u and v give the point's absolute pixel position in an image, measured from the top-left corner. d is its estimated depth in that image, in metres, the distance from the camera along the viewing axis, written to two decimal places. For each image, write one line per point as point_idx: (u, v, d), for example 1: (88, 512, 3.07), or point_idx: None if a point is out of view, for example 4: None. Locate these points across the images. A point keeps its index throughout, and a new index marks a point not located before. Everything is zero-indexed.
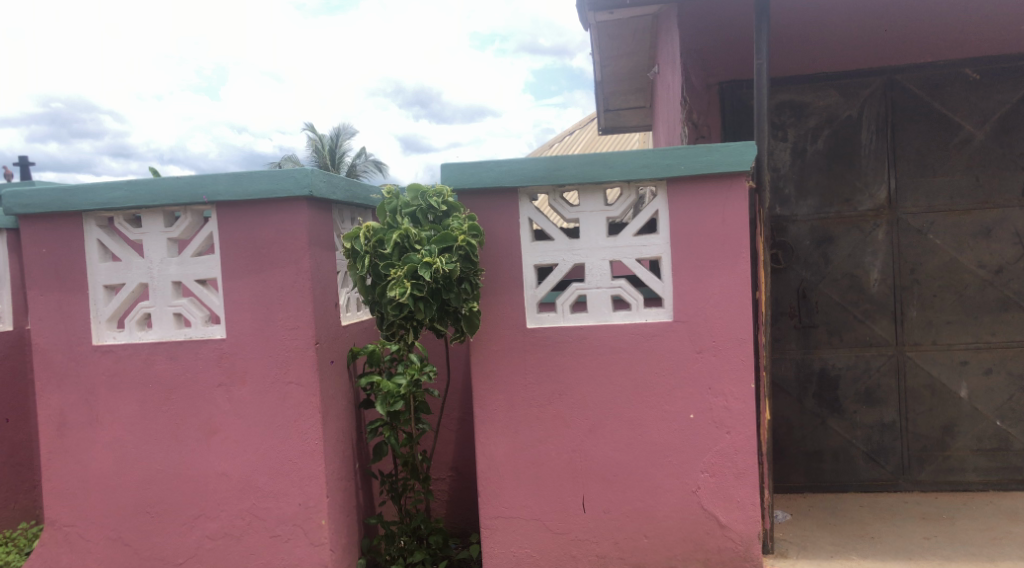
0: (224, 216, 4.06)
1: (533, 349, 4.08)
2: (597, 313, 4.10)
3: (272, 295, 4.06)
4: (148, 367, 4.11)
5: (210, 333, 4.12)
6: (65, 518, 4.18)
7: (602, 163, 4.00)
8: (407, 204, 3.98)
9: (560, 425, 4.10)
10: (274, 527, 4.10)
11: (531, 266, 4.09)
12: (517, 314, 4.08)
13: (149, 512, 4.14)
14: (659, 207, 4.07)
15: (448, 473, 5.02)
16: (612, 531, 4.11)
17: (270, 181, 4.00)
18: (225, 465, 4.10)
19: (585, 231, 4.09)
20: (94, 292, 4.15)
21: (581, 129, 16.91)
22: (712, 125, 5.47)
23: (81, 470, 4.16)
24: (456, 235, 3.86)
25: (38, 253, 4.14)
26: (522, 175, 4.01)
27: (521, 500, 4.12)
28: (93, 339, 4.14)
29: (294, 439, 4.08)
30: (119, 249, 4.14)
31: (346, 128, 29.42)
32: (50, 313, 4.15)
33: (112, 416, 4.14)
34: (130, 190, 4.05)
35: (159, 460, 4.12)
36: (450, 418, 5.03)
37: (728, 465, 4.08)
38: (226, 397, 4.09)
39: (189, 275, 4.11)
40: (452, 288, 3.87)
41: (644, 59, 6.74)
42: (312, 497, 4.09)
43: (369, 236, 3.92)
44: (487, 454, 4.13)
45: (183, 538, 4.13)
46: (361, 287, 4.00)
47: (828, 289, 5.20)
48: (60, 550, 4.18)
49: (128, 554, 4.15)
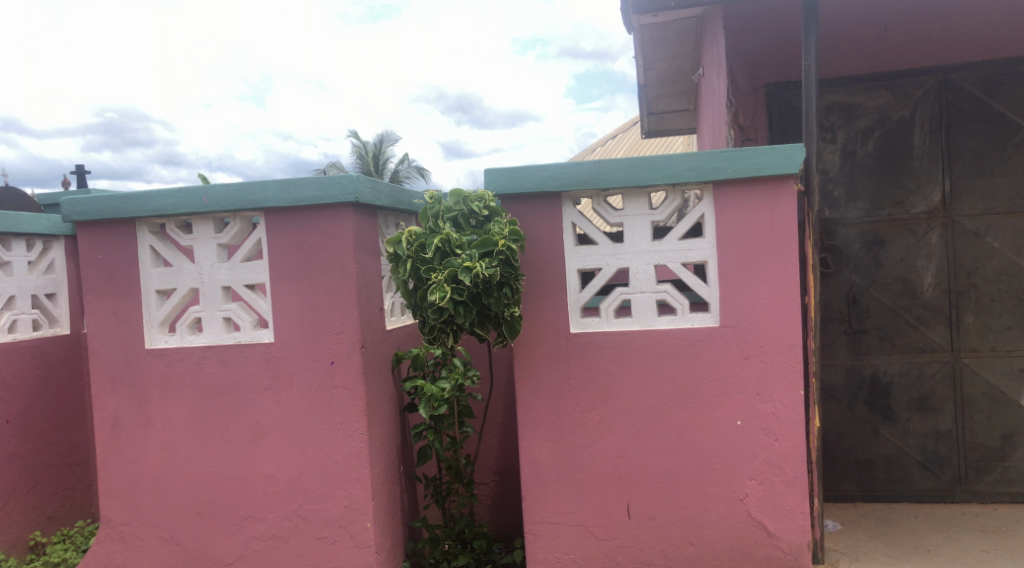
0: (272, 222, 4.12)
1: (577, 354, 4.06)
2: (641, 318, 4.06)
3: (318, 300, 4.11)
4: (198, 371, 4.19)
5: (258, 337, 4.17)
6: (119, 517, 4.27)
7: (646, 167, 3.97)
8: (449, 209, 4.01)
9: (605, 430, 4.07)
10: (321, 529, 4.14)
11: (574, 270, 4.08)
12: (561, 319, 4.07)
13: (199, 512, 4.21)
14: (705, 211, 4.03)
15: (492, 478, 5.03)
16: (658, 538, 4.07)
17: (317, 187, 4.05)
18: (273, 467, 4.16)
19: (629, 235, 4.06)
20: (147, 297, 4.24)
21: (623, 133, 16.85)
22: (759, 126, 5.42)
23: (135, 471, 4.25)
24: (496, 240, 3.86)
25: (93, 259, 4.24)
26: (566, 179, 4.00)
27: (565, 505, 4.10)
28: (146, 343, 4.23)
29: (341, 442, 4.12)
30: (171, 254, 4.23)
31: (390, 135, 29.70)
32: (105, 316, 4.25)
33: (164, 418, 4.22)
34: (181, 197, 4.14)
35: (209, 462, 4.19)
36: (494, 423, 5.04)
37: (776, 473, 4.02)
38: (274, 400, 4.15)
39: (238, 279, 4.18)
40: (493, 292, 3.87)
41: (688, 61, 6.71)
42: (358, 500, 4.12)
43: (411, 240, 3.96)
44: (532, 459, 4.11)
45: (233, 539, 4.19)
46: (403, 291, 4.02)
47: (879, 294, 5.10)
48: (114, 549, 4.27)
49: (179, 554, 4.22)
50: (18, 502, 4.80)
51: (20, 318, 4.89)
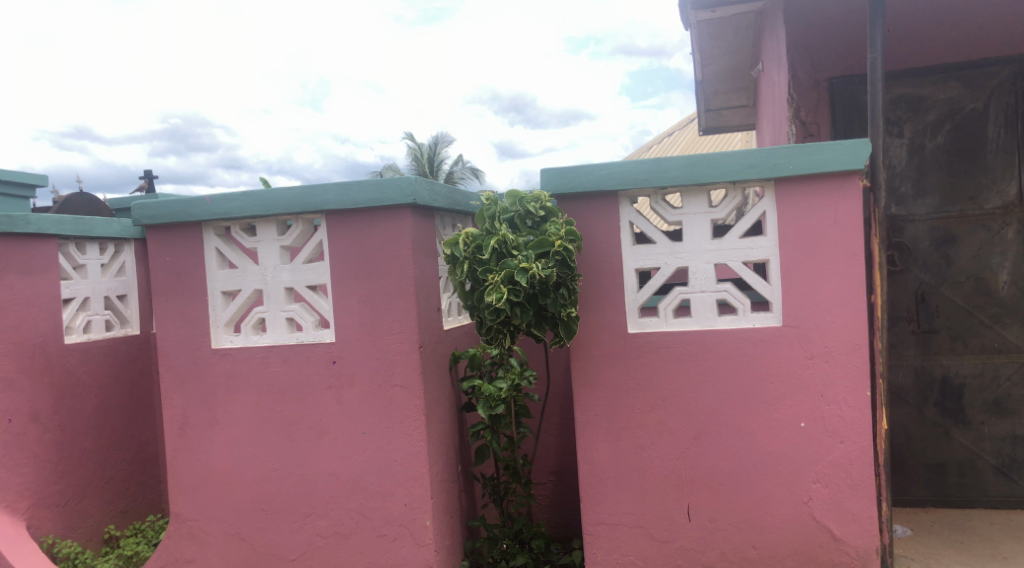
0: (332, 224, 4.18)
1: (635, 354, 4.03)
2: (701, 318, 4.01)
3: (378, 300, 4.15)
4: (262, 370, 4.27)
5: (320, 337, 4.24)
6: (188, 512, 4.38)
7: (706, 164, 3.92)
8: (505, 210, 4.02)
9: (664, 432, 4.03)
10: (381, 526, 4.19)
11: (631, 270, 4.04)
12: (619, 319, 4.04)
13: (264, 509, 4.29)
14: (766, 208, 3.96)
15: (549, 478, 5.03)
16: (719, 541, 4.01)
17: (376, 190, 4.09)
18: (335, 465, 4.22)
19: (688, 234, 4.01)
20: (213, 298, 4.34)
21: (680, 130, 16.70)
22: (822, 121, 5.26)
23: (202, 467, 4.36)
24: (553, 240, 3.85)
25: (162, 261, 4.36)
26: (623, 178, 3.97)
27: (624, 506, 4.07)
28: (212, 343, 4.33)
29: (400, 441, 4.16)
30: (236, 257, 4.32)
31: (445, 137, 29.90)
32: (173, 317, 4.36)
33: (230, 416, 4.31)
34: (246, 200, 4.22)
35: (273, 459, 4.27)
36: (551, 423, 5.03)
37: (842, 476, 3.93)
38: (335, 399, 4.21)
39: (301, 281, 4.26)
40: (550, 293, 3.86)
41: (747, 57, 6.61)
42: (418, 499, 4.16)
43: (468, 242, 3.97)
44: (590, 460, 4.09)
45: (296, 536, 4.26)
46: (459, 292, 4.04)
47: (950, 292, 4.94)
48: (183, 543, 4.38)
49: (245, 549, 4.31)
50: (93, 496, 4.95)
51: (94, 319, 5.05)
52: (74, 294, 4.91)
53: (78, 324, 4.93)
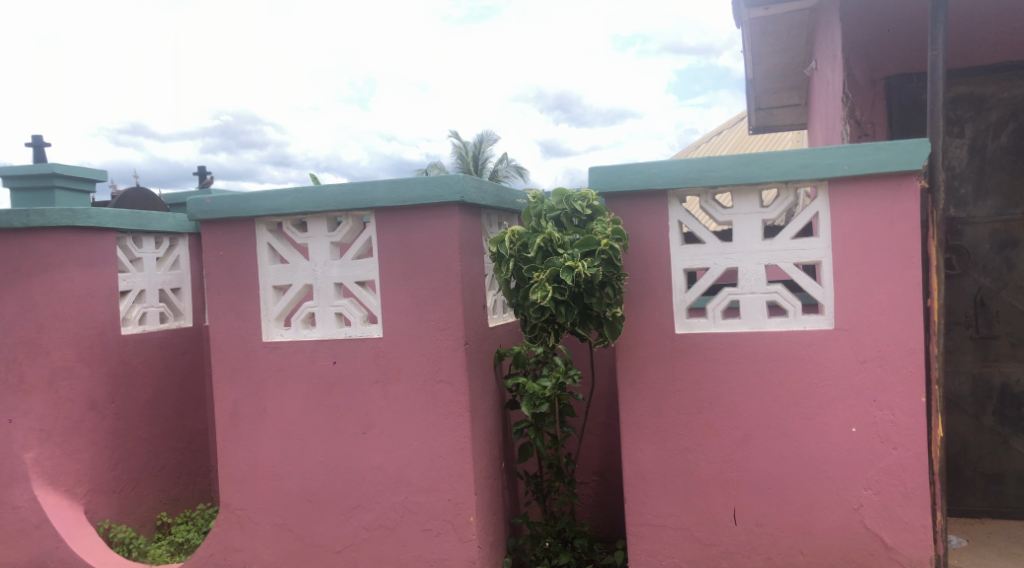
0: (381, 220, 4.22)
1: (683, 355, 3.99)
2: (751, 320, 3.95)
3: (425, 297, 4.18)
4: (311, 364, 4.33)
5: (368, 331, 4.28)
6: (237, 502, 4.46)
7: (757, 163, 3.87)
8: (551, 208, 4.03)
9: (711, 434, 3.99)
10: (425, 521, 4.22)
11: (680, 270, 4.00)
12: (666, 318, 4.00)
13: (311, 500, 4.35)
14: (819, 208, 3.89)
15: (592, 478, 5.01)
16: (765, 545, 3.96)
17: (425, 187, 4.12)
18: (381, 459, 4.26)
19: (738, 234, 3.97)
20: (264, 292, 4.41)
21: (728, 130, 16.51)
22: (878, 122, 5.18)
23: (251, 457, 4.43)
24: (599, 239, 3.83)
25: (215, 255, 4.44)
26: (673, 177, 3.94)
27: (669, 508, 4.04)
28: (263, 336, 4.40)
29: (446, 436, 4.18)
30: (287, 252, 4.39)
31: (490, 135, 29.97)
32: (226, 310, 4.44)
33: (279, 408, 4.38)
34: (297, 197, 4.28)
35: (320, 452, 4.33)
36: (595, 423, 5.02)
37: (894, 483, 3.86)
38: (382, 394, 4.25)
39: (349, 276, 4.31)
40: (595, 292, 3.85)
41: (800, 55, 6.52)
42: (462, 494, 4.17)
43: (514, 240, 3.96)
44: (634, 460, 4.06)
45: (342, 528, 4.32)
46: (504, 290, 4.05)
47: (1011, 297, 4.80)
48: (232, 532, 4.46)
49: (292, 540, 4.38)
50: (147, 483, 5.07)
51: (149, 311, 5.18)
52: (130, 286, 5.03)
53: (134, 316, 5.05)
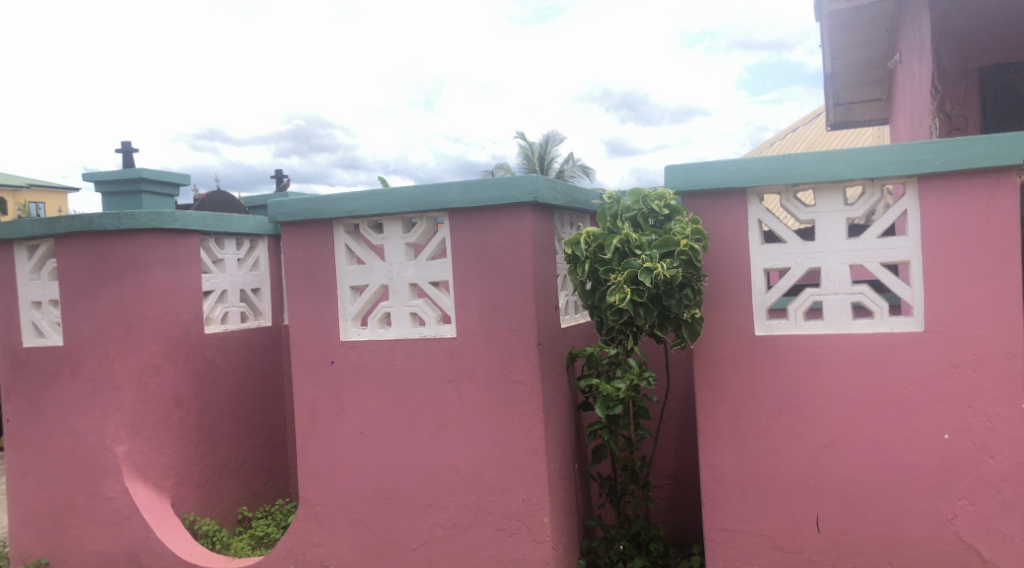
0: (456, 221, 4.24)
1: (762, 357, 3.90)
2: (834, 321, 3.83)
3: (499, 297, 4.18)
4: (387, 363, 4.37)
5: (442, 331, 4.30)
6: (315, 497, 4.53)
7: (841, 159, 3.75)
8: (627, 208, 3.99)
9: (792, 439, 3.88)
10: (499, 521, 4.22)
11: (760, 270, 3.91)
12: (746, 320, 3.91)
13: (387, 497, 4.39)
14: (908, 206, 3.75)
15: (666, 481, 4.94)
16: (850, 554, 3.84)
17: (499, 188, 4.12)
18: (455, 457, 4.28)
19: (821, 233, 3.85)
20: (342, 293, 4.47)
21: (804, 126, 16.12)
22: (970, 116, 4.94)
23: (329, 454, 4.50)
24: (678, 240, 3.77)
25: (294, 256, 4.53)
26: (753, 175, 3.85)
27: (749, 514, 3.94)
28: (340, 335, 4.46)
29: (519, 436, 4.17)
30: (364, 253, 4.44)
31: (556, 136, 29.96)
32: (305, 310, 4.52)
33: (356, 406, 4.44)
34: (373, 199, 4.33)
35: (396, 451, 4.37)
36: (669, 426, 4.95)
37: (990, 493, 3.70)
38: (456, 393, 4.26)
39: (425, 277, 4.35)
40: (674, 293, 3.80)
41: (882, 48, 6.34)
42: (536, 495, 4.16)
43: (589, 241, 3.96)
44: (712, 464, 3.98)
45: (417, 526, 4.35)
46: (580, 292, 4.02)
47: None
48: (310, 527, 4.53)
49: (368, 536, 4.43)
50: (229, 478, 5.20)
51: (231, 311, 5.31)
52: (213, 287, 5.17)
53: (216, 315, 5.19)
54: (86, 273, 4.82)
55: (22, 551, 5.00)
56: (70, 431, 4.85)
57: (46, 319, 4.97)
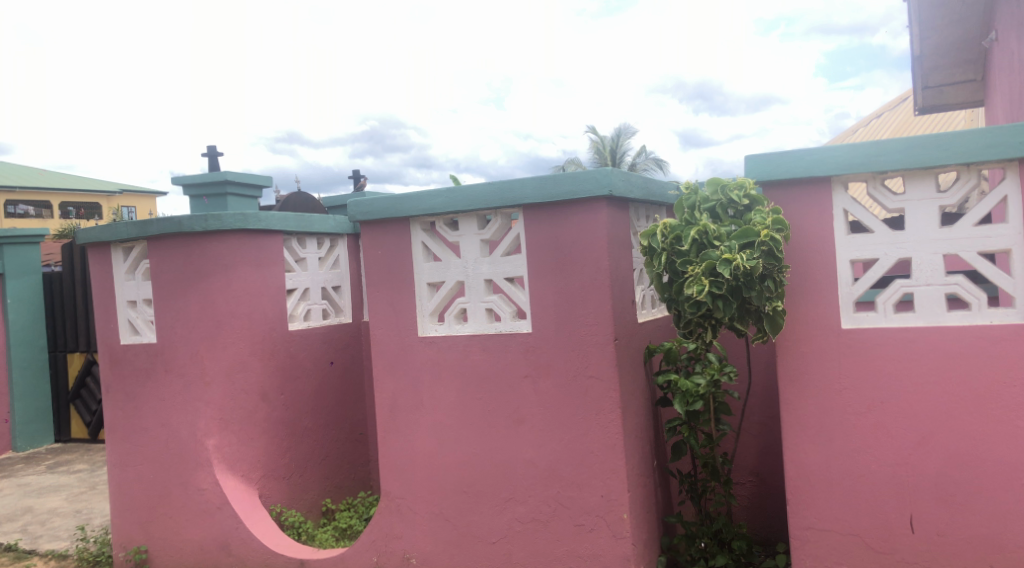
0: (531, 217, 4.23)
1: (850, 350, 3.77)
2: (927, 313, 3.69)
3: (575, 292, 4.15)
4: (464, 359, 4.40)
5: (518, 327, 4.30)
6: (396, 490, 4.59)
7: (933, 144, 3.61)
8: (706, 199, 3.95)
9: (882, 436, 3.75)
10: (578, 516, 4.20)
11: (845, 261, 3.79)
12: (832, 313, 3.79)
13: (466, 491, 4.42)
14: (1008, 191, 3.59)
15: (749, 478, 4.84)
16: (946, 555, 3.69)
17: (573, 182, 4.09)
18: (533, 453, 4.27)
19: (912, 222, 3.70)
20: (419, 289, 4.52)
21: (889, 112, 15.60)
22: None
23: (409, 448, 4.55)
24: (758, 231, 3.70)
25: (373, 254, 4.59)
26: (837, 164, 3.73)
27: (836, 512, 3.83)
28: (418, 331, 4.51)
29: (597, 432, 4.14)
30: (440, 250, 4.48)
31: (628, 129, 29.70)
32: (384, 306, 4.58)
33: (435, 401, 4.47)
34: (449, 197, 4.35)
35: (474, 446, 4.39)
36: (751, 422, 4.84)
37: None
38: (533, 388, 4.26)
39: (500, 273, 4.36)
40: (755, 285, 3.71)
41: (975, 25, 6.08)
42: (615, 491, 4.12)
43: (666, 233, 3.91)
44: (797, 461, 3.87)
45: (496, 520, 4.36)
46: (657, 285, 4.00)
47: None
48: (392, 520, 4.59)
49: (448, 529, 4.46)
50: (313, 472, 5.31)
51: (313, 308, 5.42)
52: (295, 285, 5.30)
53: (299, 312, 5.31)
54: (177, 273, 4.98)
55: (123, 538, 5.21)
56: (164, 425, 5.03)
57: (140, 317, 5.16)
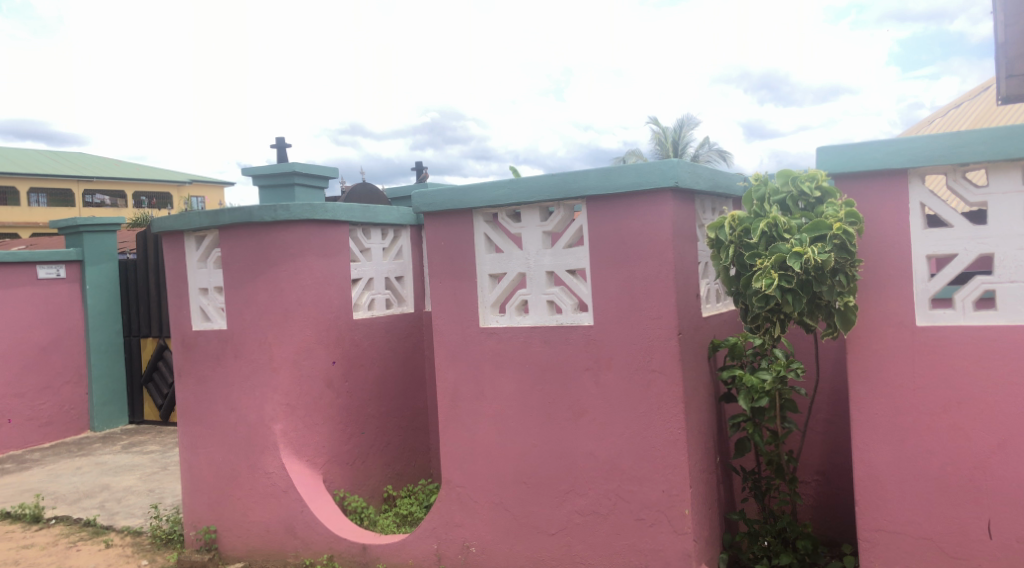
0: (595, 209, 4.19)
1: (924, 349, 3.65)
2: (1009, 312, 3.55)
3: (637, 285, 4.11)
4: (525, 350, 4.39)
5: (579, 320, 4.28)
6: (457, 479, 4.61)
7: (1018, 136, 3.46)
8: (776, 191, 3.87)
9: (958, 438, 3.63)
10: (639, 510, 4.16)
11: (921, 256, 3.66)
12: (906, 310, 3.68)
13: (526, 482, 4.42)
14: None
15: (814, 477, 4.74)
16: None
17: (638, 175, 4.04)
18: (593, 445, 4.25)
19: (994, 216, 3.56)
20: (480, 281, 4.52)
21: (969, 102, 15.05)
22: None
23: (469, 438, 4.57)
24: (831, 224, 3.61)
25: (436, 245, 4.61)
26: (914, 156, 3.60)
27: (908, 515, 3.72)
28: (480, 322, 4.51)
29: (659, 426, 4.10)
30: (502, 241, 4.47)
31: (692, 120, 29.31)
32: (446, 297, 4.60)
33: (495, 391, 4.48)
34: (511, 188, 4.34)
35: (535, 437, 4.39)
36: (818, 420, 4.73)
37: None
38: (594, 381, 4.23)
39: (561, 265, 4.33)
40: (826, 280, 3.62)
41: None
42: (676, 486, 4.07)
43: (734, 225, 3.86)
44: (867, 461, 3.77)
45: (556, 511, 4.35)
46: (724, 278, 3.96)
47: None
48: (452, 508, 4.62)
49: (508, 520, 4.47)
50: (375, 459, 5.38)
51: (377, 298, 5.48)
52: (360, 275, 5.36)
53: (364, 302, 5.37)
54: (246, 260, 5.09)
55: (194, 518, 5.34)
56: (232, 409, 5.14)
57: (212, 304, 5.29)
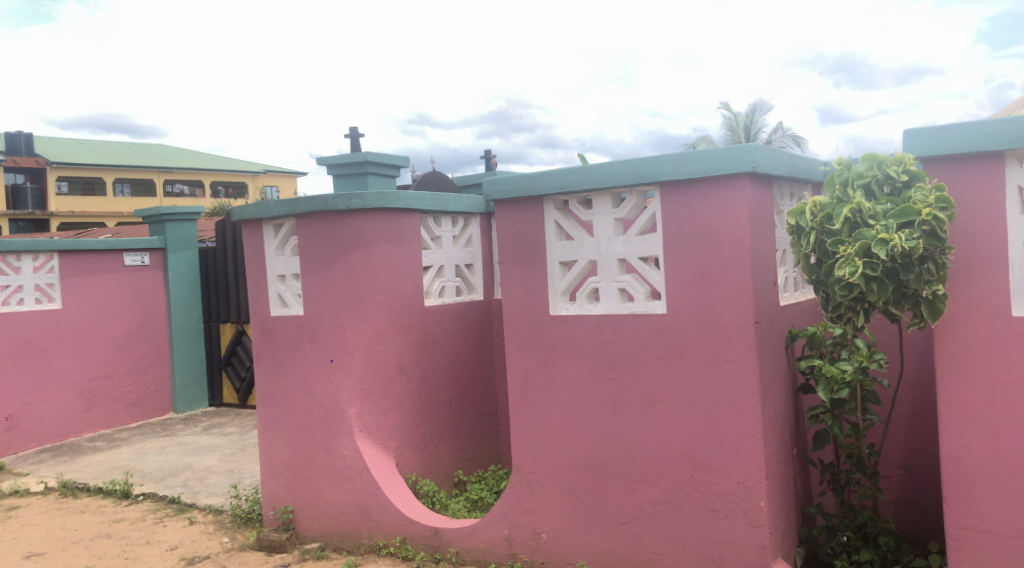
0: (669, 195, 4.12)
1: (1019, 339, 3.49)
2: None
3: (712, 273, 4.03)
4: (597, 338, 4.35)
5: (652, 308, 4.22)
6: (527, 465, 4.61)
7: None
8: (860, 175, 3.74)
9: None
10: (713, 501, 4.09)
11: (1020, 243, 3.48)
12: (1000, 299, 3.51)
13: (598, 470, 4.39)
14: None
15: (897, 471, 4.59)
16: None
17: (715, 159, 3.94)
18: (666, 435, 4.19)
19: None
20: (551, 268, 4.49)
21: None
22: None
23: (540, 425, 4.56)
24: (919, 209, 3.47)
25: (508, 231, 4.60)
26: (1011, 136, 3.43)
27: (999, 512, 3.57)
28: (550, 310, 4.49)
29: (735, 416, 4.02)
30: (573, 229, 4.43)
31: (765, 104, 28.66)
32: (517, 284, 4.59)
33: (566, 379, 4.45)
34: (583, 174, 4.30)
35: (606, 426, 4.36)
36: (901, 412, 4.57)
37: None
38: (666, 369, 4.17)
39: (633, 252, 4.27)
40: (914, 267, 3.49)
41: None
42: (752, 478, 3.99)
43: (816, 211, 3.75)
44: (955, 457, 3.63)
45: (628, 500, 4.31)
46: (805, 266, 3.84)
47: None
48: (522, 494, 4.62)
49: (579, 507, 4.45)
50: (446, 444, 5.42)
51: (447, 285, 5.51)
52: (431, 262, 5.40)
53: (435, 289, 5.40)
54: (321, 248, 5.17)
55: (271, 498, 5.47)
56: (308, 393, 5.24)
57: (288, 291, 5.39)
